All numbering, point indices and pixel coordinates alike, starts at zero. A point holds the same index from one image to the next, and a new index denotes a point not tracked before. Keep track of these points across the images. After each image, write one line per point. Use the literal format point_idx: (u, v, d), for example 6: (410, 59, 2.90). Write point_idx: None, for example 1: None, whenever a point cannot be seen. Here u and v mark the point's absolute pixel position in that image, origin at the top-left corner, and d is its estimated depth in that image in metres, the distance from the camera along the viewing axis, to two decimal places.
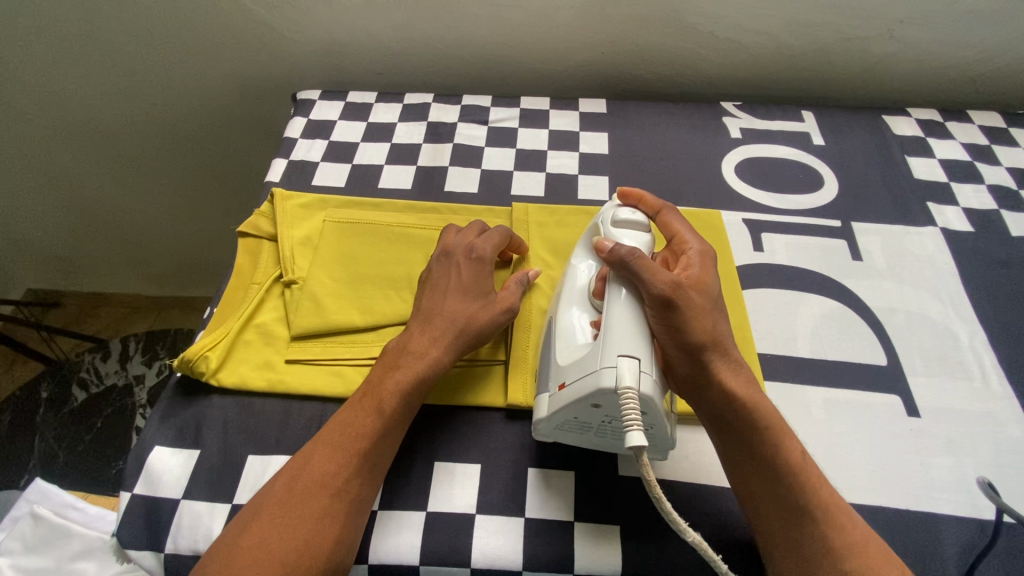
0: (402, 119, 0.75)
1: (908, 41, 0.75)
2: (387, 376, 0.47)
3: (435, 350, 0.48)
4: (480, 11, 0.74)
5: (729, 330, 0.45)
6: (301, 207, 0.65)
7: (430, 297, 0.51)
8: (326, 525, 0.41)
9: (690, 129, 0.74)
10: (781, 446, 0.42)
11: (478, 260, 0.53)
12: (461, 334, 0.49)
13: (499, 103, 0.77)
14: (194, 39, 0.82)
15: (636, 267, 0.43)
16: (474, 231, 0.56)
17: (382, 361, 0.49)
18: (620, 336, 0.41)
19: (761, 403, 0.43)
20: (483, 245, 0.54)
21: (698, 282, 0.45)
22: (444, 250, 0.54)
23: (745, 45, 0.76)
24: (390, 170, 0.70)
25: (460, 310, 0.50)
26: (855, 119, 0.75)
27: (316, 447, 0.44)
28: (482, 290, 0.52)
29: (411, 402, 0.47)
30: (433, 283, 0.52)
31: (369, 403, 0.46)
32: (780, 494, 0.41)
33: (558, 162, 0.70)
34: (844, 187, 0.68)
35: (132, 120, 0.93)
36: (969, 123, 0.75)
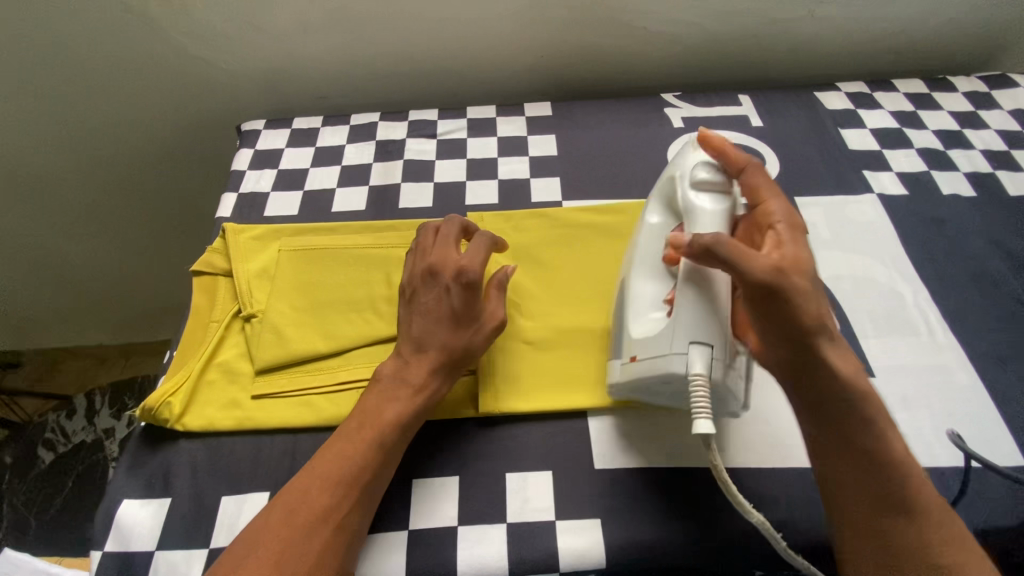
0: (350, 140, 0.75)
1: (830, 20, 0.78)
2: (384, 405, 0.47)
3: (427, 386, 0.48)
4: (415, 26, 0.75)
5: (828, 309, 0.43)
6: (253, 239, 0.64)
7: (416, 324, 0.50)
8: (326, 559, 0.41)
9: (635, 123, 0.76)
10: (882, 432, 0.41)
11: (467, 278, 0.49)
12: (454, 364, 0.49)
13: (446, 115, 0.77)
14: (130, 79, 0.80)
15: (731, 254, 0.40)
16: (451, 244, 0.53)
17: (387, 391, 0.48)
18: (691, 323, 0.42)
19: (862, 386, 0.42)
20: (472, 262, 0.51)
21: (800, 255, 0.42)
22: (427, 268, 0.51)
23: (678, 37, 0.78)
24: (341, 192, 0.69)
25: (444, 339, 0.49)
26: (789, 97, 0.77)
27: (312, 479, 0.44)
28: (469, 311, 0.49)
29: (408, 433, 0.47)
30: (423, 309, 0.50)
31: (367, 434, 0.46)
32: (879, 485, 0.40)
33: (510, 169, 0.71)
34: (786, 164, 0.70)
35: (72, 167, 0.90)
36: (894, 92, 0.78)
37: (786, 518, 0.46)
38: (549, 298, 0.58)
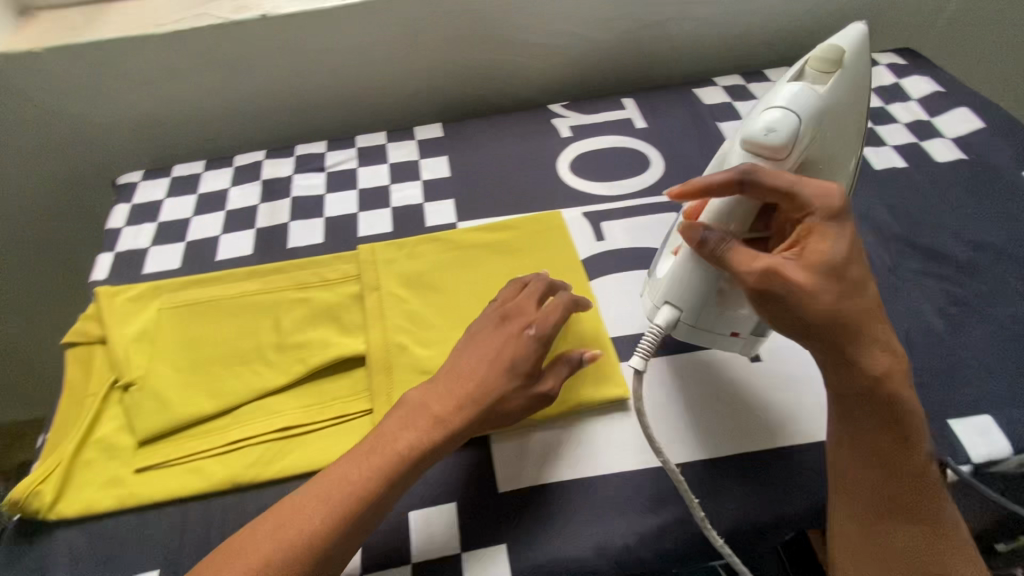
0: (234, 183, 0.72)
1: (699, 19, 0.81)
2: (401, 432, 0.45)
3: (450, 422, 0.46)
4: (290, 60, 0.74)
5: (867, 310, 0.42)
6: (130, 300, 0.60)
7: (467, 357, 0.49)
8: None
9: (524, 136, 0.76)
10: (906, 423, 0.43)
11: (536, 338, 0.49)
12: (473, 412, 0.47)
13: (334, 146, 0.75)
14: None
15: (723, 258, 0.43)
16: (535, 299, 0.52)
17: (409, 419, 0.46)
18: (675, 285, 0.47)
19: (888, 376, 0.42)
20: (544, 321, 0.50)
21: (824, 252, 0.41)
22: (500, 316, 0.51)
23: (558, 47, 0.80)
24: (226, 238, 0.66)
25: (495, 385, 0.47)
26: (671, 96, 0.80)
27: (304, 497, 0.43)
28: (532, 370, 0.49)
29: (426, 465, 0.46)
30: (472, 342, 0.50)
31: (380, 458, 0.44)
32: (891, 474, 0.43)
33: (402, 195, 0.70)
34: (670, 162, 0.72)
35: None
36: (767, 81, 0.82)
37: (682, 513, 0.47)
38: (446, 324, 0.57)
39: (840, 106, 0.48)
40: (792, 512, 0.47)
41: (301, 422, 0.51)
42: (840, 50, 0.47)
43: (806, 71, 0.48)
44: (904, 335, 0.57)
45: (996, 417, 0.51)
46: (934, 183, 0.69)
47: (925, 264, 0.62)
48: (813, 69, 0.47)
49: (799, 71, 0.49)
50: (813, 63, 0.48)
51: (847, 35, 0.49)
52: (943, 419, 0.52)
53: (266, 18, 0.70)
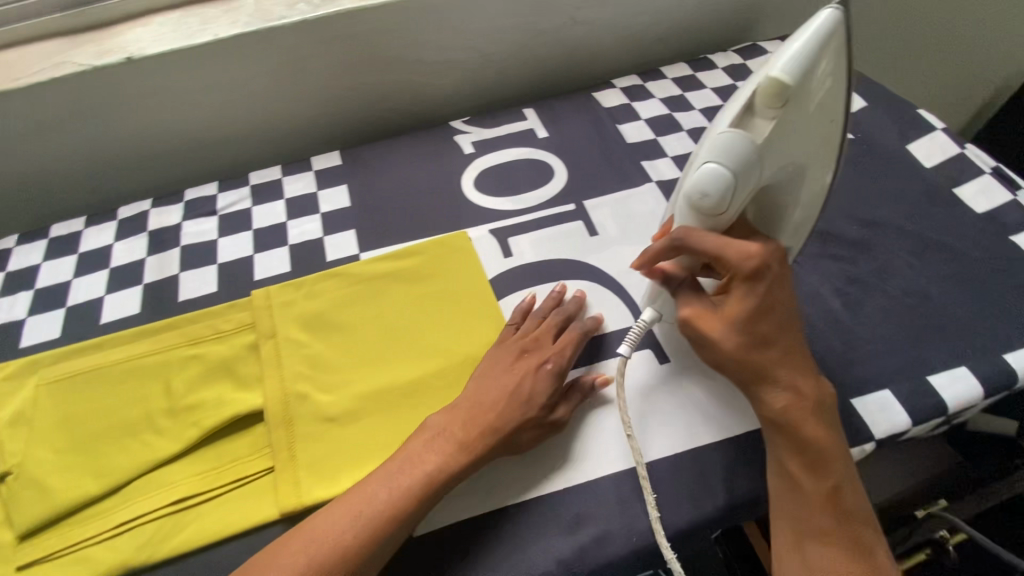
0: (119, 237, 0.67)
1: (590, 23, 0.81)
2: (428, 453, 0.46)
3: (473, 448, 0.46)
4: (167, 102, 0.70)
5: (781, 359, 0.44)
6: (3, 381, 0.56)
7: (486, 386, 0.49)
8: None
9: (426, 157, 0.75)
10: (825, 457, 0.44)
11: (553, 372, 0.50)
12: (481, 451, 0.46)
13: (226, 187, 0.72)
14: None
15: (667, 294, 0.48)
16: (550, 332, 0.53)
17: (433, 442, 0.46)
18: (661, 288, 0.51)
19: (804, 412, 0.44)
20: (563, 352, 0.52)
21: (742, 305, 0.44)
22: (519, 348, 0.51)
23: (453, 63, 0.78)
24: (111, 299, 0.62)
25: (511, 416, 0.47)
26: (570, 102, 0.80)
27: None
28: (551, 401, 0.49)
29: (450, 486, 0.46)
30: (487, 376, 0.50)
31: (407, 478, 0.44)
32: (810, 504, 0.43)
33: (301, 231, 0.67)
34: (573, 170, 0.72)
35: None
36: (663, 79, 0.83)
37: (603, 530, 0.46)
38: (349, 364, 0.55)
39: (793, 136, 0.42)
40: (710, 513, 0.47)
41: (198, 490, 0.48)
42: (789, 86, 0.39)
43: (755, 101, 0.41)
44: (806, 319, 0.58)
45: (895, 390, 0.53)
46: None
47: (822, 246, 0.63)
48: (761, 102, 0.41)
49: (749, 100, 0.42)
50: (763, 98, 0.40)
51: (804, 42, 0.39)
52: (847, 398, 0.53)
53: (132, 61, 0.65)
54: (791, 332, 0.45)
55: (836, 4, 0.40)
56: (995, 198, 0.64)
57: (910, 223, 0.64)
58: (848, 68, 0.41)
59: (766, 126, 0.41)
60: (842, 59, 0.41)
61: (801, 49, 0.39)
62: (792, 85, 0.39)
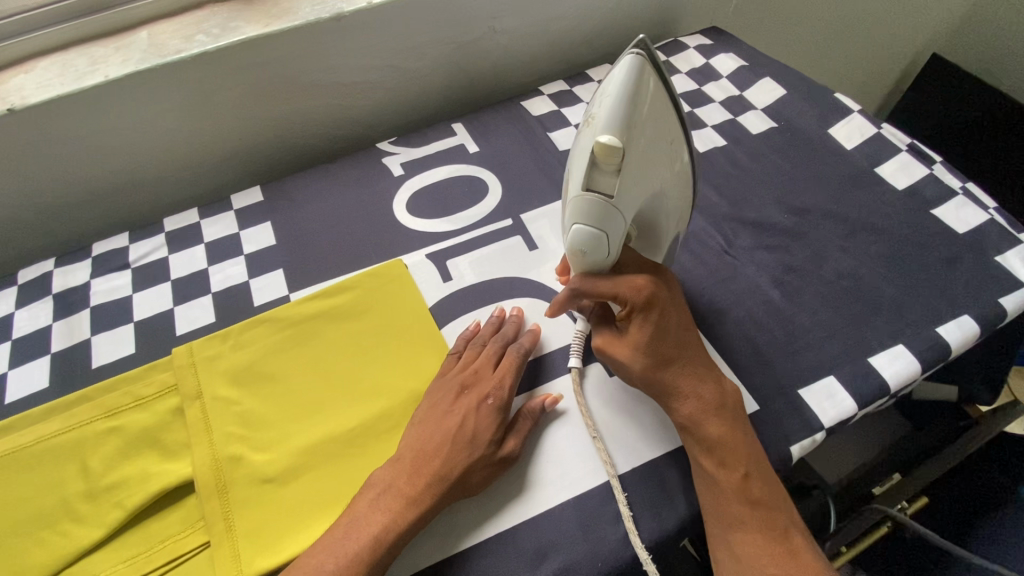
0: (20, 304, 0.62)
1: (511, 31, 0.80)
2: (375, 513, 0.44)
3: (422, 500, 0.44)
4: (61, 152, 0.64)
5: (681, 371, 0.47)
6: None
7: (427, 432, 0.48)
8: None
9: (354, 183, 0.71)
10: (732, 452, 0.45)
11: (496, 407, 0.48)
12: (429, 501, 0.44)
13: (139, 236, 0.67)
14: None
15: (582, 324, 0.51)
16: (489, 363, 0.52)
17: (378, 499, 0.44)
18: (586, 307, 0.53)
19: (704, 412, 0.46)
20: (503, 383, 0.50)
21: (641, 332, 0.46)
22: (459, 385, 0.50)
23: (373, 83, 0.76)
24: (14, 374, 0.57)
25: (457, 461, 0.45)
26: (498, 114, 0.79)
27: None
28: (496, 436, 0.47)
29: (404, 541, 0.43)
30: (429, 420, 0.48)
31: (356, 542, 0.42)
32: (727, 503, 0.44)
33: (224, 276, 0.63)
34: (506, 184, 0.70)
35: None
36: (590, 82, 0.83)
37: (566, 558, 0.44)
38: (283, 417, 0.52)
39: (642, 178, 0.41)
40: (674, 524, 0.46)
41: None
42: (616, 148, 0.38)
43: (595, 161, 0.40)
44: (747, 313, 0.58)
45: (838, 375, 0.53)
46: (752, 156, 0.71)
47: (757, 237, 0.64)
48: (601, 161, 0.39)
49: (589, 161, 0.40)
50: (599, 159, 0.39)
51: (615, 97, 0.38)
52: (793, 389, 0.53)
53: (13, 112, 0.60)
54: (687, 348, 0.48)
55: (634, 52, 0.39)
56: (913, 174, 0.67)
57: (837, 206, 0.65)
58: (664, 96, 0.41)
59: (614, 181, 0.40)
60: (656, 91, 0.40)
61: (614, 105, 0.38)
62: (619, 143, 0.38)
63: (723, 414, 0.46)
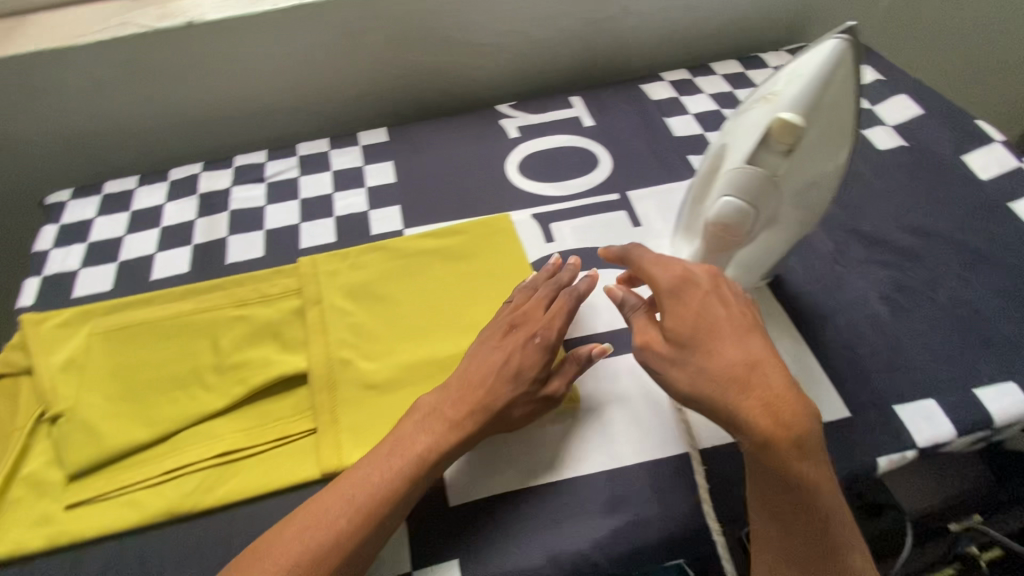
0: (170, 198, 0.69)
1: (643, 14, 0.81)
2: (417, 436, 0.46)
3: (464, 425, 0.47)
4: (223, 69, 0.71)
5: (743, 385, 0.41)
6: (59, 327, 0.57)
7: (474, 364, 0.50)
8: None
9: (471, 137, 0.75)
10: (804, 486, 0.40)
11: (542, 346, 0.50)
12: (468, 426, 0.47)
13: (275, 156, 0.73)
14: None
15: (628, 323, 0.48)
16: (540, 305, 0.53)
17: (423, 422, 0.47)
18: None
19: (779, 443, 0.40)
20: (551, 326, 0.51)
21: (685, 328, 0.43)
22: (508, 323, 0.52)
23: (504, 46, 0.78)
24: (160, 256, 0.64)
25: (499, 392, 0.48)
26: (618, 92, 0.80)
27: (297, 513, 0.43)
28: (539, 375, 0.49)
29: (437, 470, 0.46)
30: (478, 354, 0.50)
31: (401, 460, 0.45)
32: (789, 537, 0.41)
33: (346, 203, 0.68)
34: (618, 160, 0.72)
35: None
36: (713, 75, 0.82)
37: (639, 514, 0.46)
38: (389, 336, 0.56)
39: (808, 166, 0.42)
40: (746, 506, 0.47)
41: (242, 446, 0.49)
42: (798, 127, 0.38)
43: (767, 138, 0.40)
44: (848, 323, 0.57)
45: (940, 400, 0.52)
46: (873, 171, 0.70)
47: (869, 252, 0.63)
48: (774, 140, 0.40)
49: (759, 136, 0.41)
50: (773, 136, 0.40)
51: (810, 78, 0.39)
52: (888, 405, 0.52)
53: (192, 26, 0.67)
54: (750, 358, 0.42)
55: (839, 37, 0.39)
56: None
57: (962, 234, 0.63)
58: (855, 93, 0.41)
59: (781, 162, 0.41)
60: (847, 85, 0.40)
61: (807, 87, 0.39)
62: (800, 123, 0.39)
63: (801, 443, 0.40)
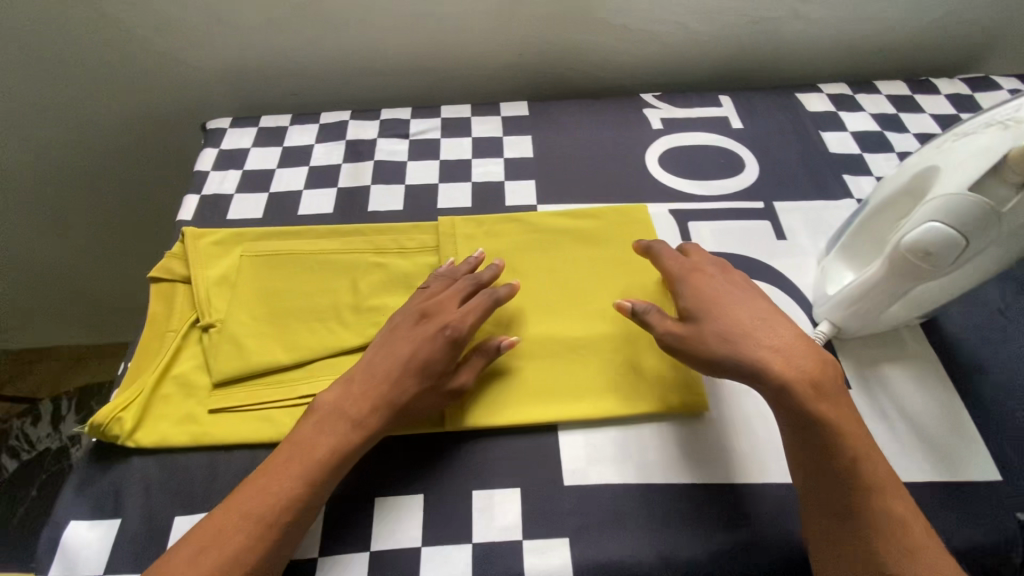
0: (320, 140, 0.72)
1: (812, 20, 0.76)
2: (325, 430, 0.45)
3: (368, 422, 0.46)
4: (384, 23, 0.73)
5: (754, 336, 0.46)
6: (214, 244, 0.61)
7: (381, 357, 0.49)
8: (251, 555, 0.40)
9: (612, 123, 0.74)
10: (825, 425, 0.43)
11: (450, 339, 0.49)
12: (376, 413, 0.46)
13: (419, 114, 0.75)
14: (104, 68, 0.79)
15: (650, 320, 0.50)
16: (456, 299, 0.52)
17: (326, 422, 0.46)
18: (838, 307, 0.52)
19: (795, 385, 0.44)
20: (460, 322, 0.50)
21: (697, 305, 0.49)
22: (418, 314, 0.51)
23: (659, 35, 0.76)
24: (308, 194, 0.67)
25: (407, 385, 0.47)
26: (770, 98, 0.76)
27: (256, 476, 0.43)
28: (443, 370, 0.48)
29: (342, 472, 0.45)
30: (387, 345, 0.49)
31: (335, 434, 0.45)
32: (823, 482, 0.43)
33: (484, 170, 0.69)
34: (764, 169, 0.69)
35: (52, 166, 0.90)
36: (876, 94, 0.77)
37: (759, 534, 0.45)
38: (519, 307, 0.56)
39: None
40: None
41: None
42: None
43: (1002, 166, 0.40)
44: (1011, 382, 0.53)
45: None
46: None
47: None
48: (1011, 168, 0.39)
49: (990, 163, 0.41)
50: (1012, 163, 0.39)
51: None
52: None
53: None
54: (756, 318, 0.48)
55: None
56: None
57: None
58: None
59: (1012, 194, 0.40)
60: None
61: None
62: None
63: (817, 386, 0.44)
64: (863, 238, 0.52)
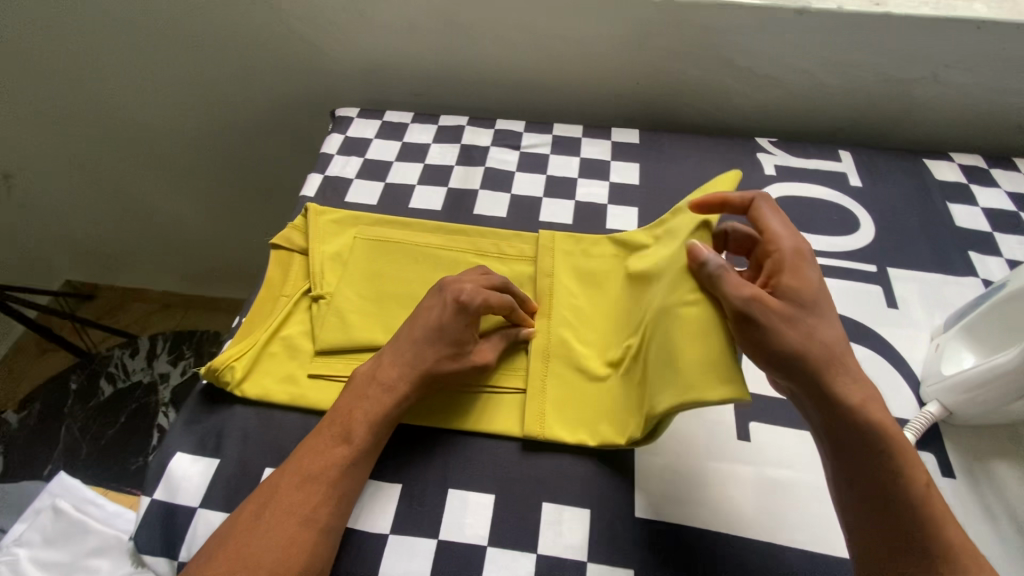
0: (436, 140, 0.76)
1: (954, 85, 0.72)
2: (365, 392, 0.49)
3: (399, 385, 0.49)
4: (514, 40, 0.76)
5: (835, 353, 0.43)
6: (332, 222, 0.66)
7: (410, 326, 0.52)
8: (305, 503, 0.44)
9: (722, 162, 0.73)
10: (902, 480, 0.41)
11: (462, 313, 0.51)
12: (406, 377, 0.49)
13: (532, 128, 0.78)
14: (253, 50, 0.87)
15: (725, 279, 0.44)
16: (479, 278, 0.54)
17: (363, 387, 0.49)
18: (954, 390, 0.49)
19: (880, 426, 0.41)
20: (476, 296, 0.51)
21: (789, 294, 0.44)
22: (440, 287, 0.53)
23: (784, 81, 0.75)
24: (420, 189, 0.71)
25: (428, 355, 0.50)
26: (894, 160, 0.73)
27: (314, 435, 0.48)
28: (456, 343, 0.51)
29: (379, 434, 0.48)
30: (416, 317, 0.52)
31: (378, 395, 0.49)
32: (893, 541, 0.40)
33: (588, 191, 0.70)
34: (880, 231, 0.66)
35: (190, 128, 1.00)
36: (1015, 171, 0.72)
37: None
38: (610, 329, 0.56)
39: None
40: None
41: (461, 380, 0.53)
42: None
43: None
44: None
45: None
46: None
47: None
48: None
49: None
50: None
51: None
52: None
53: None
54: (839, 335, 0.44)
55: None
56: None
57: None
58: None
59: None
60: None
61: None
62: None
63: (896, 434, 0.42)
64: (992, 324, 0.50)
